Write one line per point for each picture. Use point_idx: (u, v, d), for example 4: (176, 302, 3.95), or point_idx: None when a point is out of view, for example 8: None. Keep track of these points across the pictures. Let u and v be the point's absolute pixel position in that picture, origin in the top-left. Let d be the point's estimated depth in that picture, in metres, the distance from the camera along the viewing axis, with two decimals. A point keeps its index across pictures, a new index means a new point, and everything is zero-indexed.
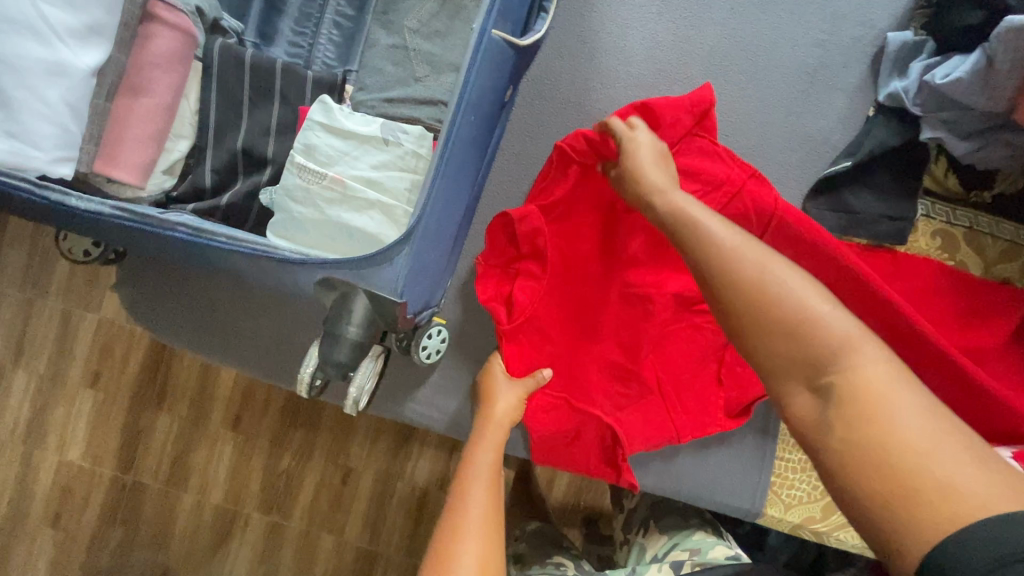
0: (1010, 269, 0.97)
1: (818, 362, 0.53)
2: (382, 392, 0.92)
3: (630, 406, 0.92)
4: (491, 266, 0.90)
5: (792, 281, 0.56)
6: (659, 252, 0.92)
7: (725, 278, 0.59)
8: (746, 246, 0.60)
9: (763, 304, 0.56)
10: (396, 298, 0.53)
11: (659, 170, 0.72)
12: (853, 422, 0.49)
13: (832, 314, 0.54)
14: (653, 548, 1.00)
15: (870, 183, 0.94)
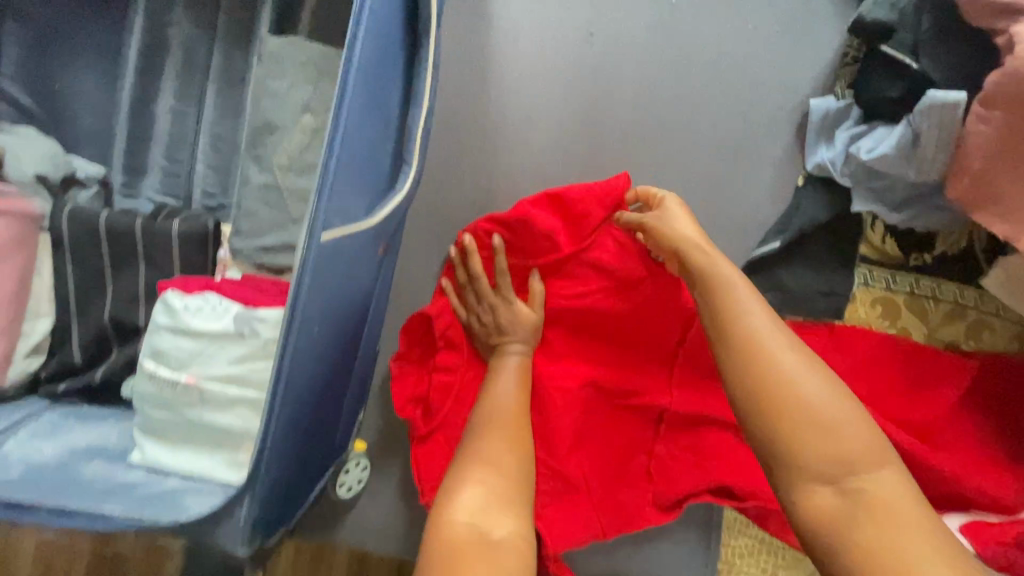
0: (955, 331, 0.93)
1: (849, 465, 0.52)
2: (313, 519, 0.89)
3: (554, 504, 0.88)
4: (405, 368, 0.86)
5: (817, 378, 0.55)
6: (579, 344, 0.89)
7: (756, 356, 0.56)
8: (772, 327, 0.58)
9: (801, 393, 0.54)
10: (241, 550, 0.54)
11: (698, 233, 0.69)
12: (876, 528, 0.49)
13: (854, 417, 0.53)
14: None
15: (802, 259, 0.89)
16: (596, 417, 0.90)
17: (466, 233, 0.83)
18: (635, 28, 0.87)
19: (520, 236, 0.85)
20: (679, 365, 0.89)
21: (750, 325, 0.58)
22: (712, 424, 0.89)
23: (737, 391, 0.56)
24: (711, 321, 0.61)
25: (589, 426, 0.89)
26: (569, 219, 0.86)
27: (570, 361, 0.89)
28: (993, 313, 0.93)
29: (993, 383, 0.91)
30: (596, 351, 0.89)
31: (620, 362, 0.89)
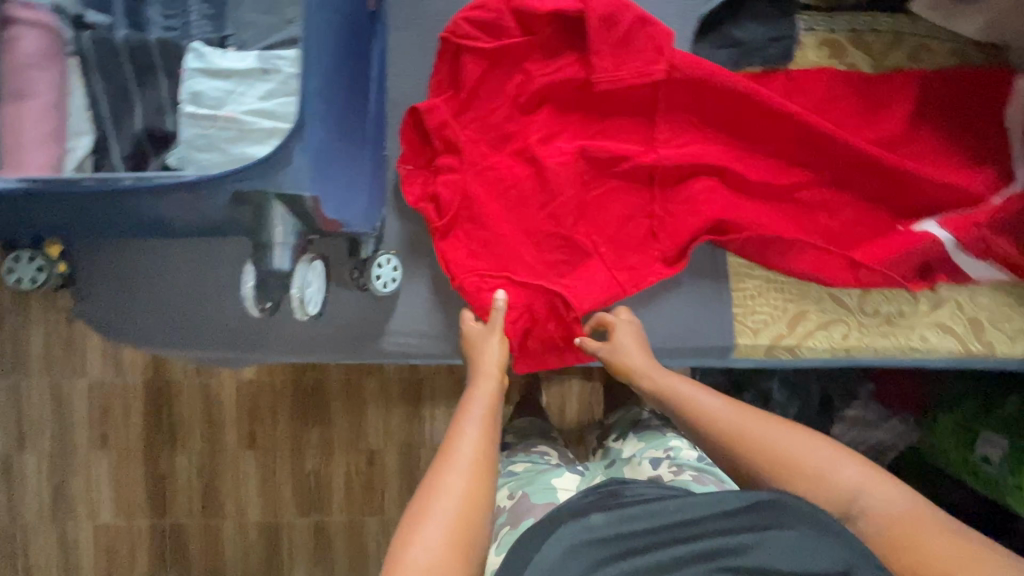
0: (898, 57, 1.02)
1: (849, 492, 0.66)
2: (359, 335, 0.95)
3: (572, 272, 0.94)
4: (412, 169, 0.92)
5: (790, 439, 0.71)
6: (567, 121, 0.96)
7: (755, 455, 0.71)
8: (756, 421, 0.74)
9: (798, 474, 0.68)
10: (306, 194, 0.58)
11: (643, 359, 0.88)
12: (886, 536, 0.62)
13: (832, 455, 0.69)
14: (628, 447, 1.11)
15: (748, 12, 0.98)
16: (594, 190, 0.96)
17: (448, 30, 0.90)
18: None
19: (500, 20, 0.90)
20: (660, 124, 0.97)
21: (742, 429, 0.73)
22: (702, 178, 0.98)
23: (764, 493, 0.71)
24: (733, 462, 0.73)
25: (589, 199, 0.95)
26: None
27: (565, 144, 0.95)
28: (928, 35, 1.03)
29: (945, 96, 1.01)
30: (585, 128, 0.96)
31: (608, 134, 0.97)
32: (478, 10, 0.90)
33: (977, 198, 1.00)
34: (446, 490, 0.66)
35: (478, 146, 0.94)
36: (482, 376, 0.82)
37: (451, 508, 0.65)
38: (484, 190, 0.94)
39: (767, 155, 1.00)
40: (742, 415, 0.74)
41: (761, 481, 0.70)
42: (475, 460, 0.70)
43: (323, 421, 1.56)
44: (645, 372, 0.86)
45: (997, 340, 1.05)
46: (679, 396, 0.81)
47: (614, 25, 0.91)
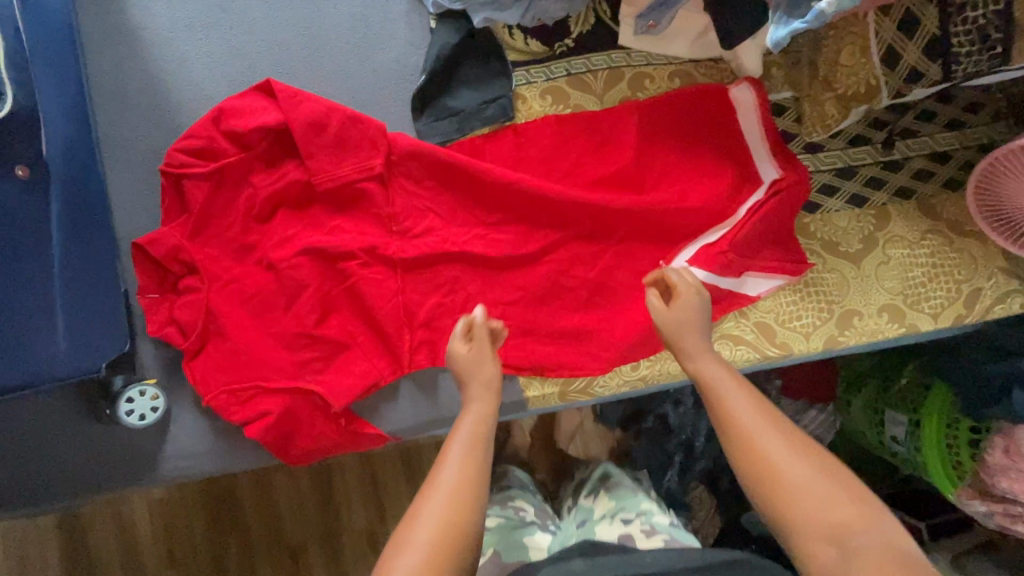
0: (621, 90, 1.06)
1: (839, 530, 0.64)
2: (136, 467, 0.95)
3: (329, 367, 0.96)
4: (152, 299, 0.94)
5: (802, 467, 0.68)
6: (303, 220, 0.98)
7: (770, 476, 0.68)
8: (769, 429, 0.71)
9: (799, 506, 0.66)
10: None
11: (695, 338, 0.82)
12: None
13: (840, 488, 0.67)
14: (600, 507, 1.18)
15: (460, 80, 1.03)
16: (343, 280, 0.98)
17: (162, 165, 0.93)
18: None
19: (213, 143, 0.94)
20: (397, 201, 1.01)
21: (759, 439, 0.71)
22: (449, 244, 1.00)
23: (755, 496, 0.69)
24: (744, 475, 0.70)
25: (339, 290, 0.98)
26: (265, 108, 0.96)
27: (303, 243, 0.97)
28: (646, 64, 1.06)
29: (675, 118, 1.04)
30: (322, 224, 0.99)
31: (346, 224, 1.00)
32: (187, 140, 0.94)
33: (720, 211, 1.02)
34: (414, 548, 0.64)
35: (217, 262, 0.96)
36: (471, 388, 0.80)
37: (428, 538, 0.64)
38: (230, 304, 0.95)
39: (514, 212, 1.02)
40: (765, 425, 0.72)
41: (768, 501, 0.68)
42: (464, 469, 0.71)
43: (239, 522, 1.50)
44: (688, 355, 0.81)
45: (789, 339, 1.04)
46: (720, 393, 0.76)
47: (320, 127, 0.95)
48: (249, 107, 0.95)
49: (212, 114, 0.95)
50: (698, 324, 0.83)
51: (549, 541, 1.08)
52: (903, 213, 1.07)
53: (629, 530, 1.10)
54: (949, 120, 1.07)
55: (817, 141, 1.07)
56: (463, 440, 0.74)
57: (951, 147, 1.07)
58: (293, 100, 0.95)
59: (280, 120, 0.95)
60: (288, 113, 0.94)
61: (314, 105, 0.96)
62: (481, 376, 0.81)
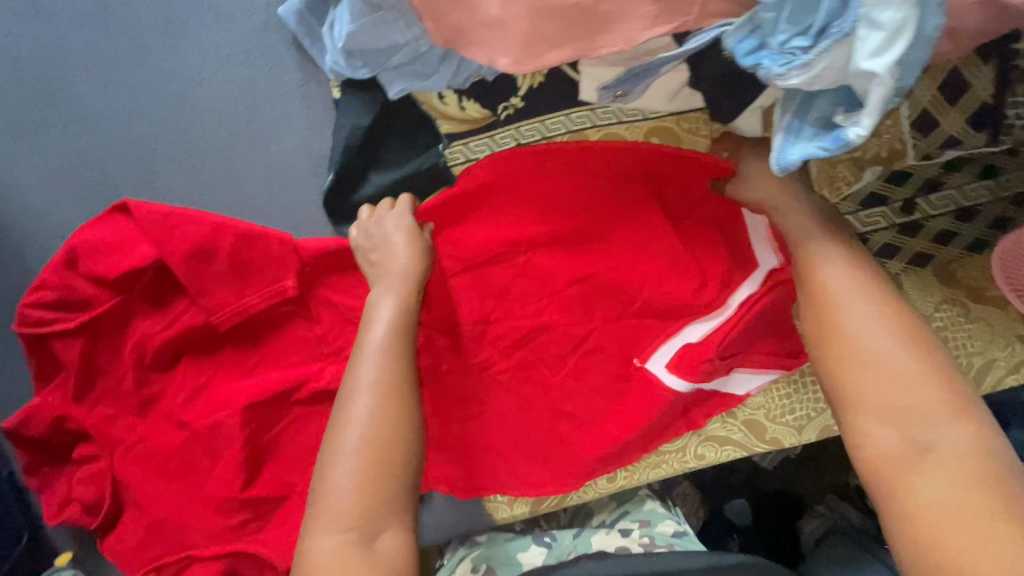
0: (586, 160, 0.85)
1: (917, 415, 0.59)
2: None
3: (269, 522, 0.85)
4: (47, 475, 0.80)
5: (886, 340, 0.63)
6: (212, 363, 0.82)
7: (843, 342, 0.65)
8: (862, 305, 0.66)
9: (870, 376, 0.62)
10: None
11: (761, 187, 0.76)
12: (946, 475, 0.57)
13: (932, 374, 0.61)
14: (599, 512, 0.99)
15: (381, 167, 0.80)
16: (271, 427, 0.84)
17: (17, 323, 0.75)
18: (59, 29, 0.74)
19: (74, 288, 0.75)
20: (323, 326, 0.83)
21: (845, 311, 0.66)
22: None
23: (824, 362, 0.66)
24: (817, 329, 0.67)
25: (269, 439, 0.84)
26: (129, 239, 0.74)
27: (216, 392, 0.82)
28: (616, 122, 0.84)
29: (652, 196, 0.86)
30: (234, 365, 0.82)
31: (263, 360, 0.83)
32: (38, 292, 0.75)
33: (705, 305, 0.87)
34: (344, 467, 0.65)
35: (114, 425, 0.80)
36: (380, 280, 0.75)
37: (355, 435, 0.66)
38: (140, 471, 0.81)
39: (464, 322, 0.86)
40: (855, 283, 0.67)
41: (836, 366, 0.65)
42: (378, 381, 0.68)
43: None
44: (770, 208, 0.75)
45: (781, 434, 0.93)
46: (806, 245, 0.71)
47: (206, 258, 0.75)
48: (110, 240, 0.74)
49: (64, 254, 0.74)
50: (390, 314, 0.72)
51: (545, 555, 0.91)
52: (917, 284, 0.93)
53: (628, 543, 0.93)
54: (983, 167, 0.88)
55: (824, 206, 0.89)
56: (384, 323, 0.71)
57: (981, 202, 0.90)
58: (162, 228, 0.74)
59: (149, 258, 0.74)
60: (160, 247, 0.74)
61: (192, 229, 0.75)
62: (394, 264, 0.75)
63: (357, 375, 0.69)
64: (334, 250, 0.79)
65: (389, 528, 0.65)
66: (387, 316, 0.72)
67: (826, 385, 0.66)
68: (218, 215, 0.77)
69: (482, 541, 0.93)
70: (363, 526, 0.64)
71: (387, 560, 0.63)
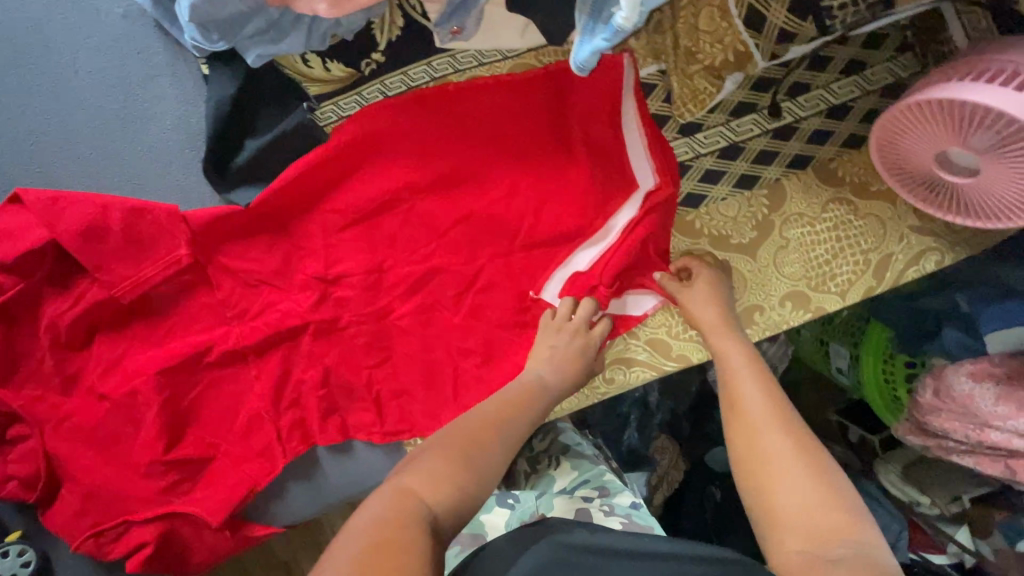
0: (453, 104, 0.88)
1: (777, 480, 0.66)
2: None
3: (198, 483, 0.90)
4: None
5: (780, 439, 0.70)
6: (126, 336, 0.87)
7: (753, 442, 0.71)
8: (770, 415, 0.73)
9: (754, 452, 0.70)
10: None
11: (700, 288, 0.88)
12: (790, 522, 0.63)
13: (819, 468, 0.67)
14: (562, 480, 1.05)
15: (256, 131, 0.85)
16: (189, 391, 0.89)
17: None
18: None
19: None
20: (224, 290, 0.88)
21: (746, 406, 0.74)
22: (294, 318, 0.89)
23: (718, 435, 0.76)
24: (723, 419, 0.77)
25: (188, 403, 0.89)
26: (26, 226, 0.80)
27: (131, 363, 0.87)
28: (477, 64, 0.87)
29: (520, 132, 0.89)
30: (146, 337, 0.88)
31: (173, 330, 0.88)
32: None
33: (586, 228, 0.91)
34: (429, 474, 0.63)
35: (34, 408, 0.85)
36: (542, 398, 0.80)
37: (468, 480, 0.64)
38: (68, 445, 0.86)
39: (359, 273, 0.90)
40: (753, 381, 0.77)
41: (756, 484, 0.68)
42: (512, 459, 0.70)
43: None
44: (693, 305, 0.87)
45: (687, 350, 0.96)
46: (734, 373, 0.79)
47: (97, 234, 0.81)
48: (10, 228, 0.79)
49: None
50: (555, 388, 0.82)
51: (507, 516, 0.95)
52: (801, 187, 0.94)
53: (587, 508, 0.96)
54: (848, 62, 0.89)
55: (694, 121, 0.90)
56: (551, 396, 0.81)
57: (851, 97, 0.91)
58: (53, 210, 0.79)
59: (44, 240, 0.80)
60: (54, 228, 0.79)
61: (81, 209, 0.80)
62: (546, 378, 0.82)
63: (494, 456, 0.69)
64: (221, 215, 0.84)
65: (445, 541, 0.60)
66: (542, 377, 0.82)
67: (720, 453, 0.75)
68: (109, 194, 0.83)
69: None
70: (442, 504, 0.61)
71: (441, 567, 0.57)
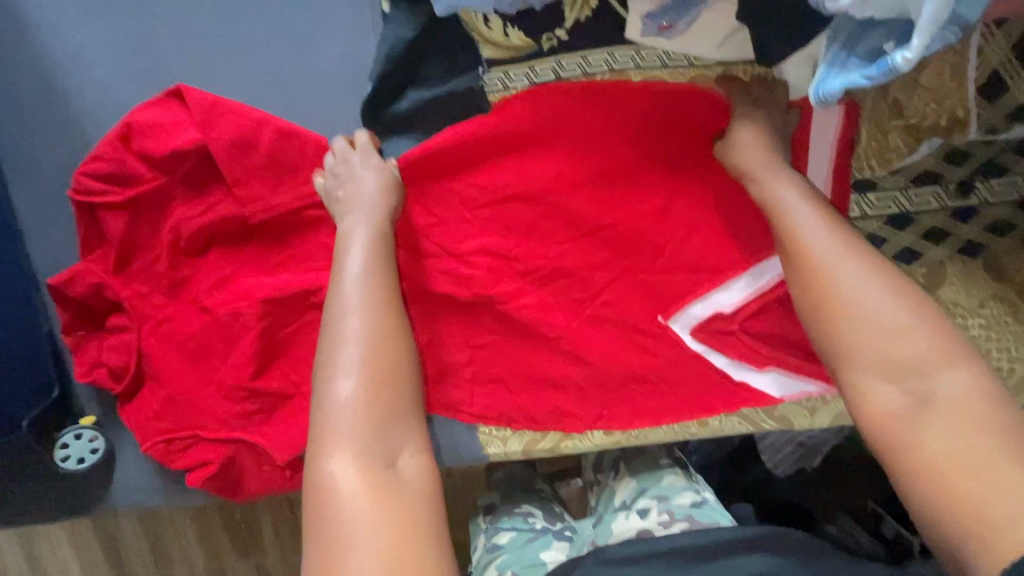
0: (623, 102, 0.83)
1: (911, 371, 0.58)
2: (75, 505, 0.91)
3: (272, 419, 0.89)
4: (81, 338, 0.87)
5: (896, 314, 0.61)
6: (239, 256, 0.86)
7: (844, 319, 0.63)
8: (879, 288, 0.62)
9: (876, 345, 0.60)
10: None
11: (758, 158, 0.75)
12: (938, 421, 0.55)
13: (929, 328, 0.60)
14: (620, 492, 0.98)
15: (418, 82, 0.81)
16: (285, 328, 0.87)
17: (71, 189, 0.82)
18: None
19: (127, 164, 0.81)
20: None
21: (843, 293, 0.63)
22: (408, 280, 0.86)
23: (813, 328, 0.65)
24: (815, 312, 0.65)
25: (281, 339, 0.87)
26: (178, 124, 0.81)
27: (239, 284, 0.86)
28: (657, 66, 0.82)
29: (676, 150, 0.84)
30: (258, 263, 0.86)
31: (285, 263, 0.86)
32: (93, 163, 0.81)
33: (732, 267, 0.85)
34: (342, 433, 0.63)
35: (142, 303, 0.85)
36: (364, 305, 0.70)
37: (376, 399, 0.65)
38: (160, 348, 0.86)
39: (482, 251, 0.86)
40: (842, 252, 0.65)
41: (870, 384, 0.60)
42: (398, 363, 0.68)
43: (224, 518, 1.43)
44: (756, 179, 0.74)
45: (792, 413, 0.88)
46: (790, 213, 0.70)
47: (243, 147, 0.80)
48: (161, 122, 0.81)
49: (119, 131, 0.81)
50: (367, 237, 0.74)
51: (566, 549, 0.93)
52: (964, 275, 0.87)
53: (648, 521, 0.90)
54: None
55: (869, 178, 0.83)
56: (362, 254, 0.73)
57: None
58: (208, 115, 0.80)
59: (191, 140, 0.80)
60: (203, 132, 0.80)
61: (234, 120, 0.80)
62: (364, 196, 0.77)
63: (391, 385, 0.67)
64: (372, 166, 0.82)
65: (406, 451, 0.65)
66: (357, 264, 0.72)
67: (820, 348, 0.65)
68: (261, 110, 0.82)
69: (504, 545, 0.93)
70: (377, 446, 0.63)
71: (413, 478, 0.64)
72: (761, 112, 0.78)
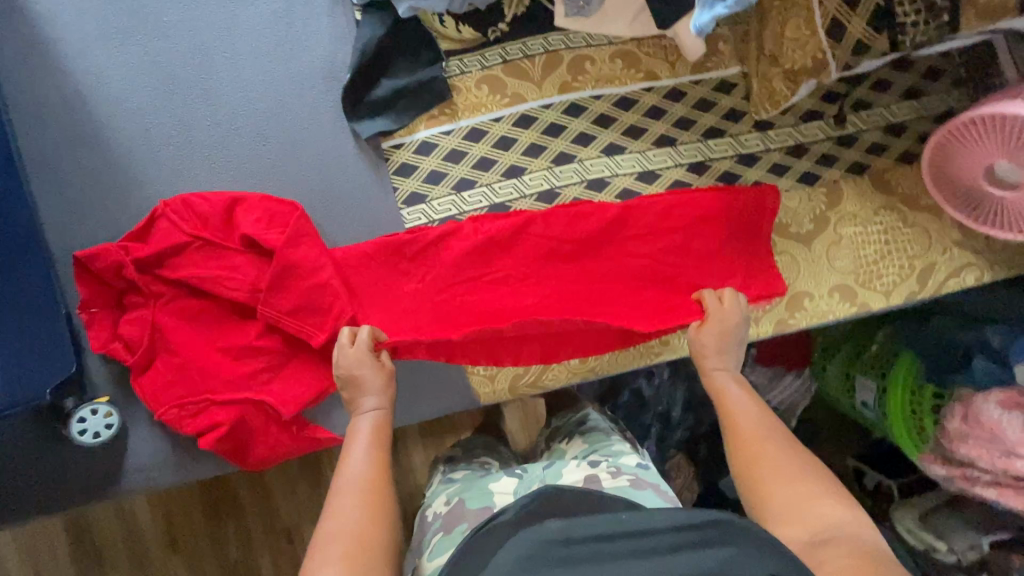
0: (559, 75, 1.01)
1: (821, 519, 0.68)
2: (93, 477, 0.96)
3: (277, 377, 0.97)
4: (96, 315, 0.94)
5: (801, 471, 0.73)
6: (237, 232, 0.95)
7: (763, 469, 0.74)
8: (791, 456, 0.75)
9: (790, 494, 0.70)
10: None
11: (719, 355, 0.90)
12: (849, 561, 0.62)
13: (832, 491, 0.71)
14: (571, 451, 1.03)
15: (388, 71, 0.98)
16: None
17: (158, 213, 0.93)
18: None
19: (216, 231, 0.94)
20: (338, 203, 0.99)
21: (763, 450, 0.76)
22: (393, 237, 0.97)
23: (740, 479, 0.75)
24: (739, 464, 0.77)
25: None
26: (268, 217, 0.94)
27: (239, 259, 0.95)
28: (583, 45, 1.01)
29: (656, 216, 0.99)
30: None
31: None
32: (201, 205, 0.94)
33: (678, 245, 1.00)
34: (324, 560, 0.65)
35: (155, 279, 0.94)
36: (355, 447, 0.80)
37: (343, 542, 0.67)
38: (172, 320, 0.94)
39: (456, 208, 1.00)
40: (761, 421, 0.80)
41: (792, 525, 0.68)
42: (369, 516, 0.71)
43: (230, 513, 1.47)
44: (711, 370, 0.89)
45: None
46: (724, 396, 0.85)
47: (311, 263, 0.93)
48: (267, 211, 0.94)
49: (230, 200, 0.94)
50: (378, 414, 0.84)
51: (514, 484, 0.93)
52: (857, 191, 1.04)
53: (595, 472, 0.93)
54: (907, 88, 1.03)
55: (767, 118, 1.03)
56: (373, 416, 0.84)
57: (908, 118, 1.03)
58: (294, 230, 0.93)
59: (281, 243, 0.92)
60: (294, 239, 0.93)
61: (315, 243, 0.94)
62: (362, 379, 0.85)
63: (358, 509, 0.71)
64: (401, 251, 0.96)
65: None
66: (368, 427, 0.83)
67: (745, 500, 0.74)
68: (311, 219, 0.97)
69: (456, 479, 0.99)
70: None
71: None
72: (738, 321, 0.92)
